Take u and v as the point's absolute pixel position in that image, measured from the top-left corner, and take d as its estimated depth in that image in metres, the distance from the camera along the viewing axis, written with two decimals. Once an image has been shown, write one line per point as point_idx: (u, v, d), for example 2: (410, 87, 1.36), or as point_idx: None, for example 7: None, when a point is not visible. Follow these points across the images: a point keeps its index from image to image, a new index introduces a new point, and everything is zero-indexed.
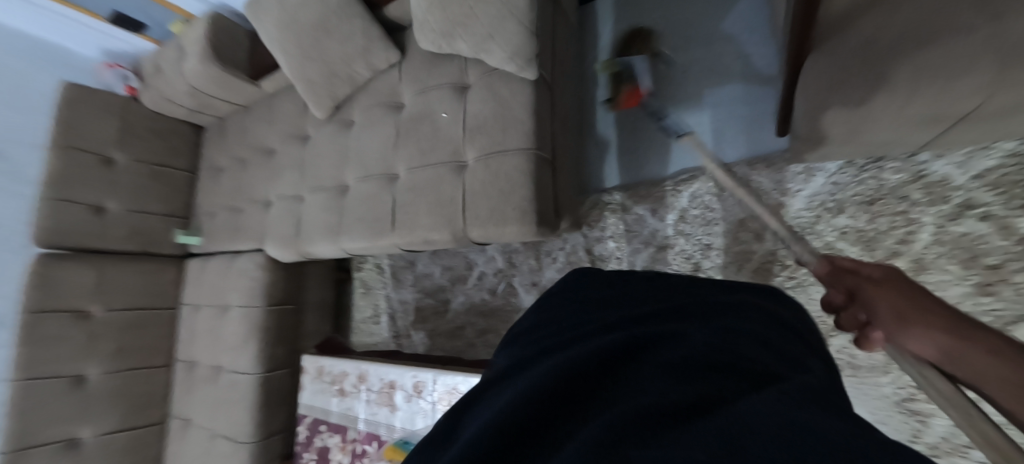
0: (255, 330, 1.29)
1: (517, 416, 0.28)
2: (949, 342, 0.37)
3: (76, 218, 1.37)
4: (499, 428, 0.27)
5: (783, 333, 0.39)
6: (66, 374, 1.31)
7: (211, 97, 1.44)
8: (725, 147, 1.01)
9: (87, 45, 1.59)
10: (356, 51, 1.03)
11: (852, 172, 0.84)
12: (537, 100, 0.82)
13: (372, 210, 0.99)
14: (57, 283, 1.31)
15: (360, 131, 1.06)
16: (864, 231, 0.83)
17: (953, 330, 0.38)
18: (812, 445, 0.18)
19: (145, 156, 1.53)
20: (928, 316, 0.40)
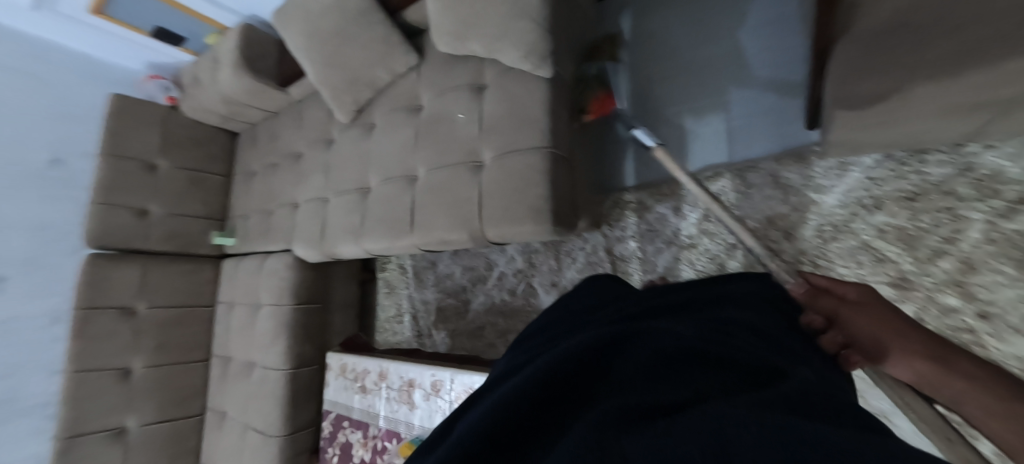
0: (284, 327, 1.34)
1: (521, 407, 0.30)
2: (928, 366, 0.43)
3: (122, 221, 1.47)
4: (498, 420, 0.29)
5: (775, 338, 0.42)
6: (114, 366, 1.41)
7: (243, 105, 1.51)
8: (751, 142, 0.97)
9: (130, 59, 1.70)
10: (377, 55, 1.05)
11: (891, 167, 0.80)
12: (552, 98, 0.82)
13: (393, 212, 1.01)
14: (105, 281, 1.42)
15: (381, 134, 1.09)
16: (905, 229, 0.78)
17: (932, 355, 0.44)
18: (791, 439, 0.19)
19: (184, 162, 1.62)
20: (910, 342, 0.45)
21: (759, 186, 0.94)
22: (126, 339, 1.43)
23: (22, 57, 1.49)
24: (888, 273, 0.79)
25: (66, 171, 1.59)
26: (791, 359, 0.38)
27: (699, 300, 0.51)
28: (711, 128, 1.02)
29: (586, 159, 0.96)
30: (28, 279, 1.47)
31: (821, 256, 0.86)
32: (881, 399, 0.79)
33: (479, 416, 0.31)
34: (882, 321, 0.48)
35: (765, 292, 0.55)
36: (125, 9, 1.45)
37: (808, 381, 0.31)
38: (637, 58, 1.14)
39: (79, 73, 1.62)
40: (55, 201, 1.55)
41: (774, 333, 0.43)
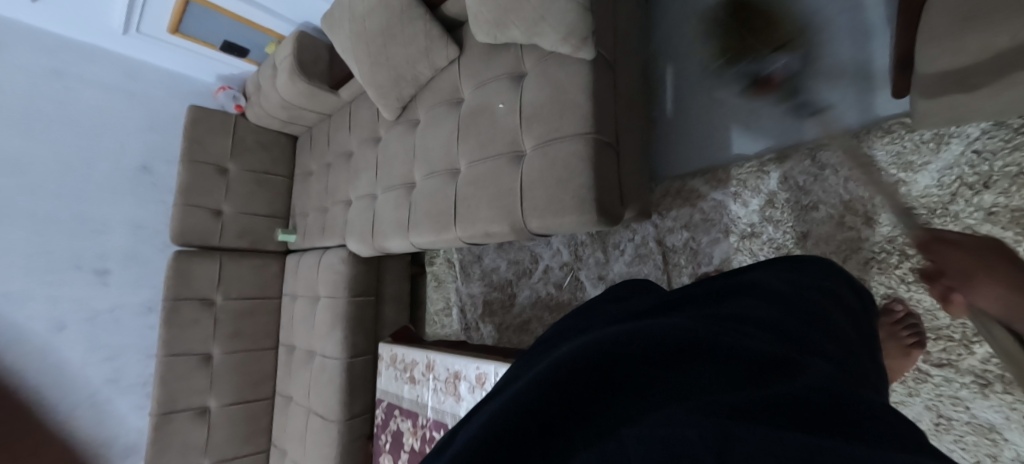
0: (340, 318, 1.42)
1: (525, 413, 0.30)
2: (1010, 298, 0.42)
3: (200, 220, 1.63)
4: (505, 431, 0.29)
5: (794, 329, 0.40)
6: (197, 352, 1.57)
7: (301, 109, 1.61)
8: (822, 117, 0.87)
9: (204, 73, 1.87)
10: (419, 51, 1.06)
11: (1005, 136, 0.67)
12: (595, 81, 0.78)
13: (437, 206, 1.02)
14: (188, 274, 1.59)
15: (426, 129, 1.10)
16: (1022, 211, 0.66)
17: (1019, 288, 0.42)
18: None
19: (251, 165, 1.75)
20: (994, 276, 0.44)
21: (833, 167, 0.84)
22: (207, 327, 1.59)
23: (119, 78, 1.72)
24: None
25: (154, 177, 1.79)
26: (810, 349, 0.36)
27: (711, 287, 0.48)
28: (773, 105, 0.93)
29: (635, 145, 0.92)
30: (127, 272, 1.69)
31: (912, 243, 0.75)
32: (990, 410, 0.68)
33: (480, 426, 0.30)
34: (968, 261, 0.47)
35: (790, 273, 0.51)
36: (198, 26, 1.60)
37: (821, 375, 0.30)
38: (687, 32, 1.05)
39: (164, 89, 1.82)
40: (147, 203, 1.76)
41: (797, 319, 0.41)
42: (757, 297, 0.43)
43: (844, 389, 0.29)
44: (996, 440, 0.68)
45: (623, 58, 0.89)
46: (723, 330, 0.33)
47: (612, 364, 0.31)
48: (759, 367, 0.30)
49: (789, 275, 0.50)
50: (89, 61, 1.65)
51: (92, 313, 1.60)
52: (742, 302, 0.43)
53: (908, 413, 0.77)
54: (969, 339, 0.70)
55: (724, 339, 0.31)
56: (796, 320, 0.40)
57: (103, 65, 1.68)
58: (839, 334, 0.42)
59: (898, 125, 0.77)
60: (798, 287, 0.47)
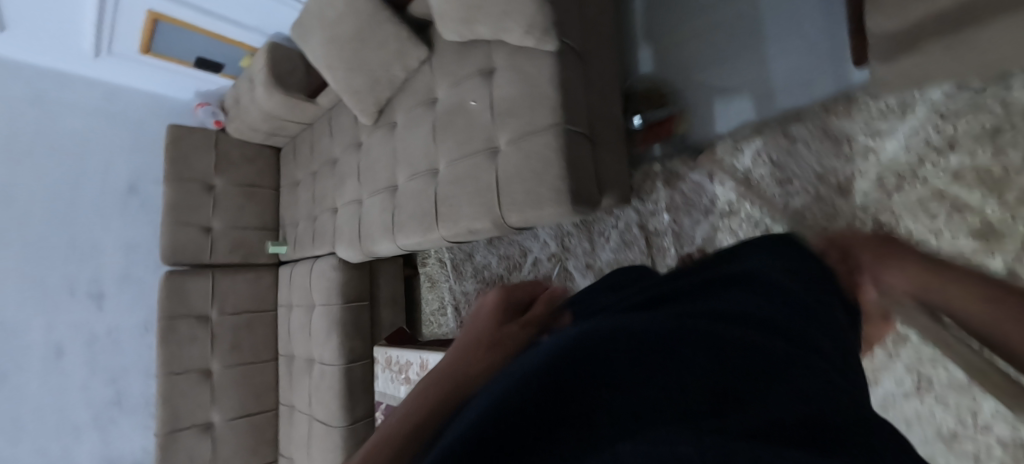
0: (335, 325, 1.43)
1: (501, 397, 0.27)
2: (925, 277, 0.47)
3: (189, 237, 1.64)
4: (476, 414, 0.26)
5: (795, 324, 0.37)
6: (198, 368, 1.58)
7: (282, 120, 1.60)
8: (794, 90, 0.87)
9: (183, 90, 1.86)
10: (391, 54, 1.06)
11: (966, 98, 0.68)
12: (562, 72, 0.79)
13: (421, 206, 1.02)
14: (182, 292, 1.60)
15: (404, 131, 1.10)
16: (988, 170, 0.67)
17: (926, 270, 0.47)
18: None
19: (237, 179, 1.75)
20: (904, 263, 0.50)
21: (805, 140, 0.84)
22: (205, 343, 1.61)
23: (99, 100, 1.71)
24: (969, 224, 0.68)
25: (142, 198, 1.78)
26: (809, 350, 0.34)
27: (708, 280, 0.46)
28: (748, 81, 0.93)
29: (612, 132, 0.92)
30: (123, 294, 1.69)
31: (884, 210, 0.76)
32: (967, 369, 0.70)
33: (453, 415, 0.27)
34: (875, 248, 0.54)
35: (781, 260, 0.49)
36: (171, 44, 1.59)
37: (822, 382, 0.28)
38: (662, 13, 1.05)
39: (145, 109, 1.82)
40: (135, 224, 1.76)
41: (793, 312, 0.38)
42: (750, 290, 0.41)
43: (846, 399, 0.27)
44: (974, 398, 0.69)
45: (594, 46, 0.89)
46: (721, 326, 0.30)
47: (610, 355, 0.27)
48: (762, 371, 0.27)
49: (775, 261, 0.48)
50: (66, 86, 1.64)
51: (92, 336, 1.61)
52: (737, 296, 0.40)
53: (890, 378, 0.78)
54: None
55: (725, 337, 0.29)
56: (792, 315, 0.38)
57: (84, 87, 1.68)
58: (838, 334, 0.40)
59: (863, 94, 0.78)
60: (787, 273, 0.46)
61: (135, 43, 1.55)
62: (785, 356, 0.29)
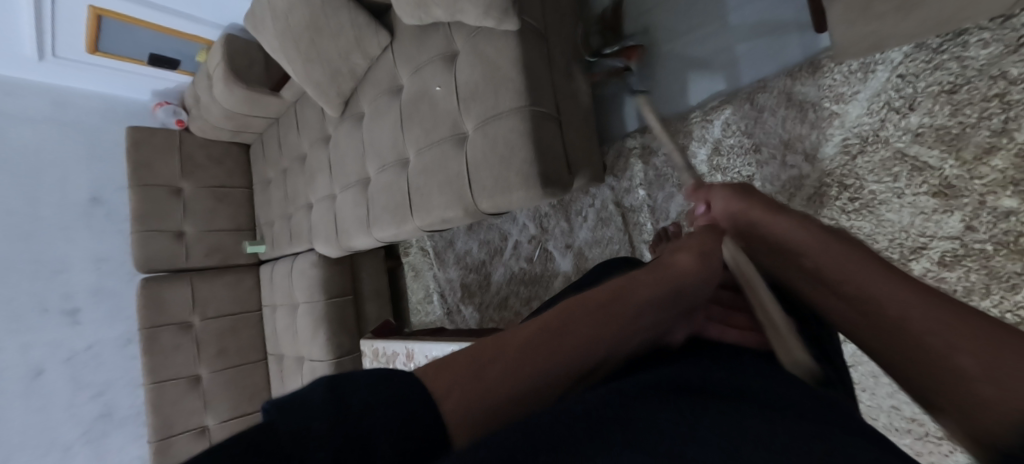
0: (321, 322, 1.42)
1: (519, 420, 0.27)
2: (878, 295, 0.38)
3: (162, 244, 1.61)
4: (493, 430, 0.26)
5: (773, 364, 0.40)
6: (186, 374, 1.57)
7: (246, 116, 1.54)
8: (762, 62, 0.86)
9: (138, 90, 1.77)
10: (350, 43, 1.02)
11: (925, 57, 0.68)
12: (523, 52, 0.77)
13: (393, 198, 1.01)
14: (161, 300, 1.58)
15: (371, 122, 1.08)
16: (945, 128, 0.68)
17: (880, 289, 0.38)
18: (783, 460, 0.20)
19: (207, 181, 1.70)
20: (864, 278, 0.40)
21: (771, 109, 0.85)
22: (190, 350, 1.59)
23: (50, 107, 1.63)
24: (930, 183, 0.70)
25: (107, 208, 1.72)
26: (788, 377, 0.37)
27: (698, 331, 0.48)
28: (717, 53, 0.92)
29: (580, 111, 0.90)
30: (99, 308, 1.65)
31: (848, 173, 0.77)
32: None
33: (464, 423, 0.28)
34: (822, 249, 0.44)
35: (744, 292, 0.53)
36: (119, 42, 1.51)
37: (800, 402, 0.31)
38: None
39: (101, 113, 1.73)
40: (105, 234, 1.70)
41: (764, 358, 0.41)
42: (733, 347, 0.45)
43: (829, 412, 0.30)
44: None
45: (556, 22, 0.87)
46: (686, 370, 0.35)
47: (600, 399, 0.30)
48: (733, 388, 0.32)
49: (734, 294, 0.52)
50: (15, 95, 1.56)
51: (73, 352, 1.58)
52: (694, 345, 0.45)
53: None
54: (906, 258, 0.73)
55: (682, 376, 0.33)
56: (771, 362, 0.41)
57: (31, 95, 1.59)
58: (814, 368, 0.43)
59: (824, 59, 0.78)
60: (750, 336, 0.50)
61: (80, 42, 1.46)
62: (751, 387, 0.33)
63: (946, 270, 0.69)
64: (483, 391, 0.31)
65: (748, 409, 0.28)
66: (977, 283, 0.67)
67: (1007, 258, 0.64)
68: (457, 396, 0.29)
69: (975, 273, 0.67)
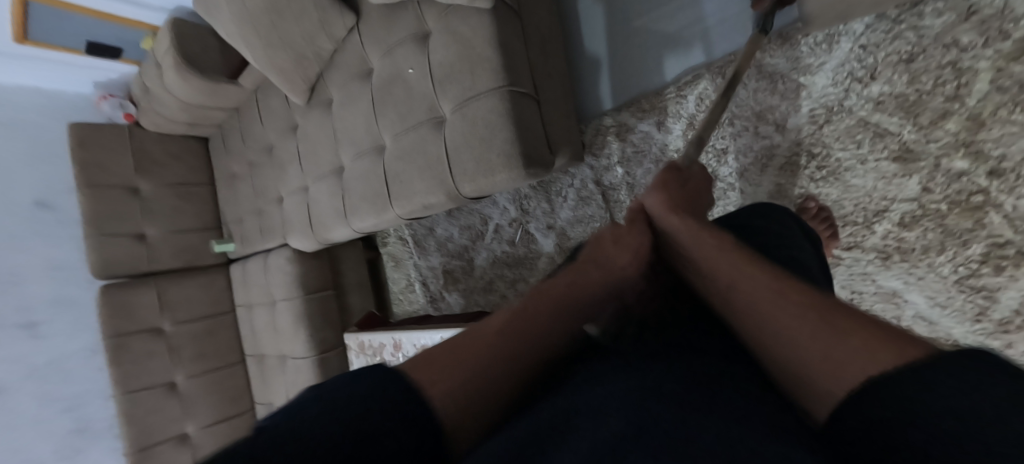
0: (302, 318, 1.39)
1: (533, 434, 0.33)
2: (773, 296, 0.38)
3: (122, 248, 1.51)
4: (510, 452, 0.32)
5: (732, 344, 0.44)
6: (161, 382, 1.50)
7: (203, 107, 1.45)
8: (734, 30, 0.87)
9: (78, 83, 1.63)
10: (312, 24, 0.97)
11: (885, 27, 0.71)
12: (498, 29, 0.74)
13: (372, 187, 0.98)
14: (125, 307, 1.49)
15: (342, 108, 1.03)
16: (904, 96, 0.71)
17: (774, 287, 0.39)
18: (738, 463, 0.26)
19: (166, 178, 1.60)
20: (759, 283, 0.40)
21: (742, 81, 0.86)
22: (163, 356, 1.52)
23: None
24: (890, 149, 0.73)
25: (57, 212, 1.59)
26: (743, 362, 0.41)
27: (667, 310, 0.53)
28: (692, 26, 0.92)
29: (559, 89, 0.90)
30: (58, 319, 1.55)
31: (817, 142, 0.80)
32: (892, 278, 0.77)
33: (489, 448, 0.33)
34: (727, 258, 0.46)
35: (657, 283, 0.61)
36: (51, 29, 1.38)
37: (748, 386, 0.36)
38: None
39: (38, 109, 1.58)
40: (56, 240, 1.58)
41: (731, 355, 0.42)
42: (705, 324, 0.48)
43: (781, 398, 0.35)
44: (899, 302, 0.77)
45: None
46: (663, 377, 0.36)
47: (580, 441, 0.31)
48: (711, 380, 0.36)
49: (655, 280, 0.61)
50: None
51: (33, 367, 1.48)
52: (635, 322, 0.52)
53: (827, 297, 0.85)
54: (870, 220, 0.77)
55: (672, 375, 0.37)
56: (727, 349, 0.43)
57: None
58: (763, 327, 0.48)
59: (794, 29, 0.80)
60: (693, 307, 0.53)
61: (4, 30, 1.32)
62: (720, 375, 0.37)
63: (906, 230, 0.74)
64: (471, 385, 0.39)
65: (725, 409, 0.32)
66: (933, 241, 0.72)
67: (958, 216, 0.69)
68: (445, 390, 0.37)
69: (931, 232, 0.72)
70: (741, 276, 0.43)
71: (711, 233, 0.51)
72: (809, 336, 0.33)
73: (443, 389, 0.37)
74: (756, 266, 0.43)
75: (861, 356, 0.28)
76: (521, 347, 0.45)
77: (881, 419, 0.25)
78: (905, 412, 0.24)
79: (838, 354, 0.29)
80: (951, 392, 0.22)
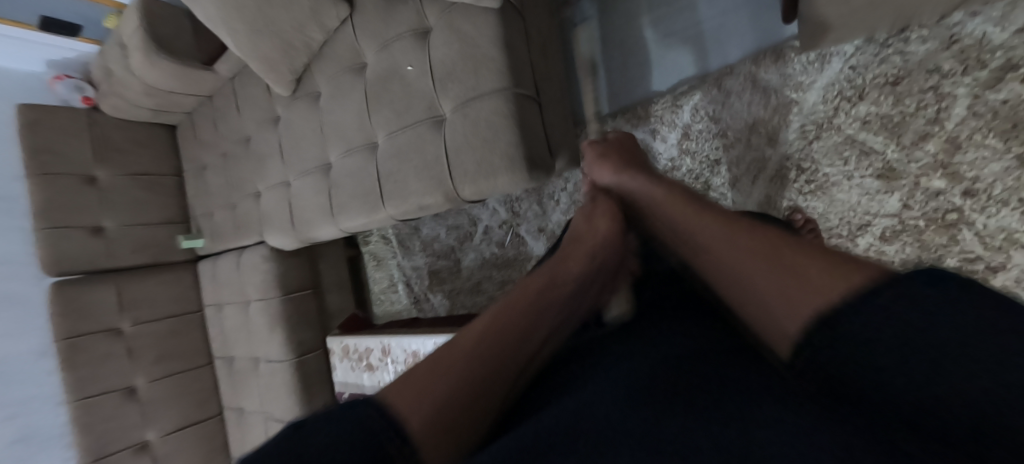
0: (279, 319, 1.32)
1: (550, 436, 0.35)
2: (744, 246, 0.43)
3: (77, 242, 1.39)
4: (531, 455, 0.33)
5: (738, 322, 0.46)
6: (119, 386, 1.40)
7: (172, 93, 1.36)
8: (731, 44, 0.89)
9: (29, 61, 1.49)
10: (302, 13, 0.92)
11: (873, 51, 0.75)
12: (504, 29, 0.72)
13: (362, 185, 0.94)
14: (80, 306, 1.38)
15: (331, 103, 0.99)
16: (888, 117, 0.75)
17: (748, 238, 0.44)
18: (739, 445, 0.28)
19: (129, 167, 1.49)
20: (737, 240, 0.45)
21: (737, 93, 0.88)
22: (122, 359, 1.41)
23: None
24: (874, 166, 0.77)
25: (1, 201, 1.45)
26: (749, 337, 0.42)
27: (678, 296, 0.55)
28: (690, 37, 0.94)
29: (557, 93, 0.89)
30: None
31: (806, 157, 0.83)
32: None
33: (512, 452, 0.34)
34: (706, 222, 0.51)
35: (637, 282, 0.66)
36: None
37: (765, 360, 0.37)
38: None
39: None
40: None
41: (713, 323, 0.46)
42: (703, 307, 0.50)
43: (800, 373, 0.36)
44: None
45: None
46: (677, 368, 0.38)
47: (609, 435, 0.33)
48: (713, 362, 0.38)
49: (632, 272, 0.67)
50: None
51: None
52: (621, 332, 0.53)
53: None
54: (855, 233, 0.81)
55: (676, 365, 0.39)
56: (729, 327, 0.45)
57: None
58: None
59: (790, 45, 0.82)
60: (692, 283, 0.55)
61: None
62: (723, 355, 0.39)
63: (886, 244, 0.78)
64: (462, 374, 0.42)
65: (758, 391, 0.32)
66: (912, 254, 0.76)
67: (934, 232, 0.74)
68: (428, 407, 0.38)
69: (909, 246, 0.76)
70: (721, 240, 0.47)
71: (689, 205, 0.56)
72: (765, 282, 0.38)
73: (424, 405, 0.38)
74: (736, 226, 0.47)
75: (805, 293, 0.34)
76: (497, 349, 0.45)
77: (869, 381, 0.28)
78: (886, 374, 0.27)
79: (784, 291, 0.36)
80: (959, 349, 0.24)
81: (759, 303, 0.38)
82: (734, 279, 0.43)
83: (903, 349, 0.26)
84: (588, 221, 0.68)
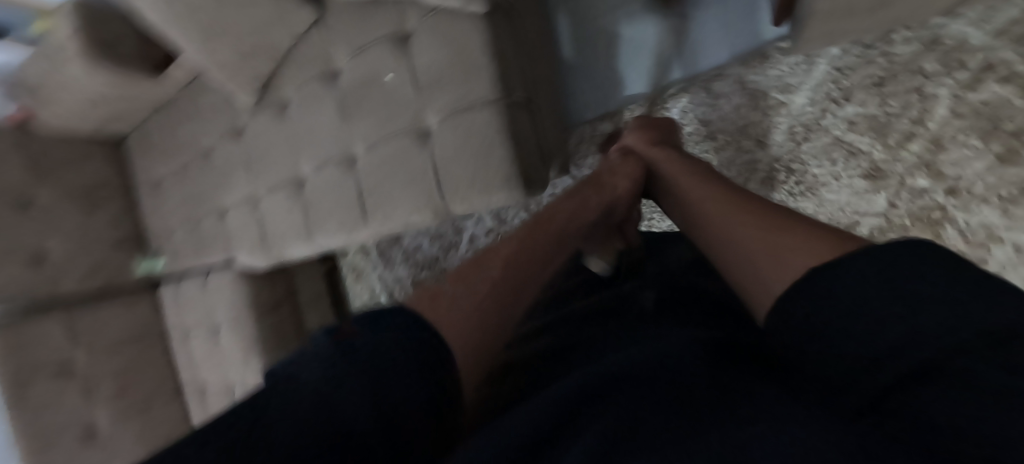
0: (253, 343, 1.23)
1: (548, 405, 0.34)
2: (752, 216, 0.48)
3: (15, 271, 1.25)
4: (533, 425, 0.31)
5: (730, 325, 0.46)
6: (74, 427, 1.27)
7: (117, 102, 1.23)
8: (716, 46, 0.89)
9: None
10: (266, 16, 0.84)
11: (859, 52, 0.76)
12: (494, 35, 0.67)
13: (340, 201, 0.88)
14: (22, 342, 1.24)
15: (301, 112, 0.91)
16: (875, 117, 0.76)
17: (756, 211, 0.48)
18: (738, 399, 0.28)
19: (71, 185, 1.34)
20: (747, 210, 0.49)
21: (726, 95, 0.88)
22: (76, 397, 1.28)
23: None
24: (862, 166, 0.78)
25: None
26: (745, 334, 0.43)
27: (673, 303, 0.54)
28: (682, 34, 0.91)
29: (549, 98, 0.87)
30: None
31: (795, 159, 0.83)
32: None
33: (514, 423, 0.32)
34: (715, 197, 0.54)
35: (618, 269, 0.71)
36: None
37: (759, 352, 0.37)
38: None
39: None
40: None
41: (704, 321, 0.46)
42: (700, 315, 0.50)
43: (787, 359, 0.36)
44: None
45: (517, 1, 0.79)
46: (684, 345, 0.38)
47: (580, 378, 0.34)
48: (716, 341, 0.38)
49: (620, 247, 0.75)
50: None
51: None
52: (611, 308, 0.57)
53: None
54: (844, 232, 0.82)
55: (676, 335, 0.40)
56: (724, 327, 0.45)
57: None
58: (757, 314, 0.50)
59: (783, 44, 0.81)
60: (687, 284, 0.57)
61: None
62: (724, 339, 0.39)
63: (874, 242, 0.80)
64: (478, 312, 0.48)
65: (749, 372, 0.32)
66: None
67: (921, 229, 0.75)
68: (458, 330, 0.42)
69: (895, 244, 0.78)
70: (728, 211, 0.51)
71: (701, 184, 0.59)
72: (770, 228, 0.43)
73: (454, 324, 0.43)
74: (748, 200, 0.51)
75: (803, 246, 0.37)
76: (506, 290, 0.53)
77: (866, 338, 0.28)
78: (878, 321, 0.27)
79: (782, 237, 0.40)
80: (955, 307, 0.24)
81: (751, 259, 0.43)
82: (735, 243, 0.47)
83: (889, 305, 0.27)
84: (613, 174, 0.73)
